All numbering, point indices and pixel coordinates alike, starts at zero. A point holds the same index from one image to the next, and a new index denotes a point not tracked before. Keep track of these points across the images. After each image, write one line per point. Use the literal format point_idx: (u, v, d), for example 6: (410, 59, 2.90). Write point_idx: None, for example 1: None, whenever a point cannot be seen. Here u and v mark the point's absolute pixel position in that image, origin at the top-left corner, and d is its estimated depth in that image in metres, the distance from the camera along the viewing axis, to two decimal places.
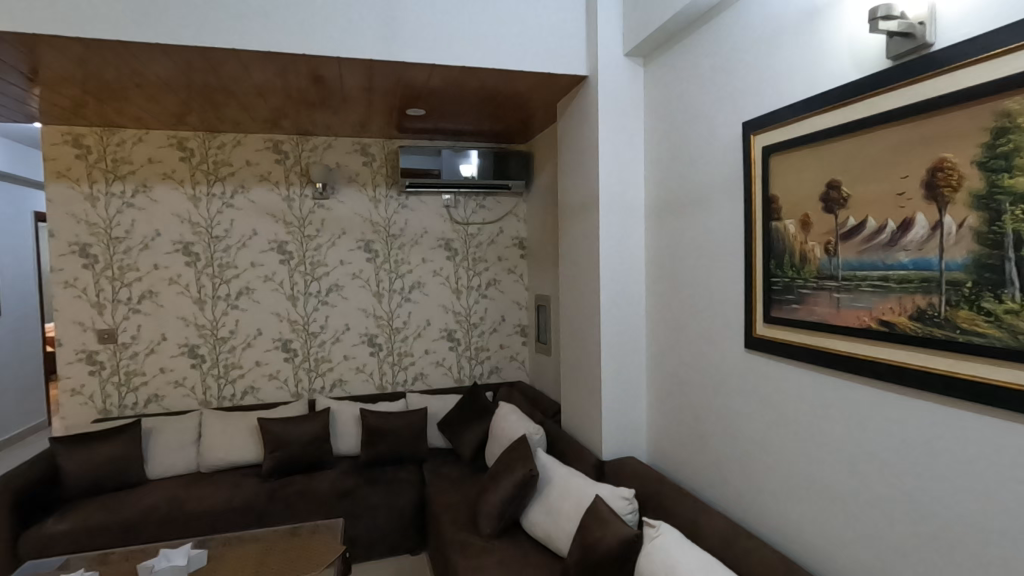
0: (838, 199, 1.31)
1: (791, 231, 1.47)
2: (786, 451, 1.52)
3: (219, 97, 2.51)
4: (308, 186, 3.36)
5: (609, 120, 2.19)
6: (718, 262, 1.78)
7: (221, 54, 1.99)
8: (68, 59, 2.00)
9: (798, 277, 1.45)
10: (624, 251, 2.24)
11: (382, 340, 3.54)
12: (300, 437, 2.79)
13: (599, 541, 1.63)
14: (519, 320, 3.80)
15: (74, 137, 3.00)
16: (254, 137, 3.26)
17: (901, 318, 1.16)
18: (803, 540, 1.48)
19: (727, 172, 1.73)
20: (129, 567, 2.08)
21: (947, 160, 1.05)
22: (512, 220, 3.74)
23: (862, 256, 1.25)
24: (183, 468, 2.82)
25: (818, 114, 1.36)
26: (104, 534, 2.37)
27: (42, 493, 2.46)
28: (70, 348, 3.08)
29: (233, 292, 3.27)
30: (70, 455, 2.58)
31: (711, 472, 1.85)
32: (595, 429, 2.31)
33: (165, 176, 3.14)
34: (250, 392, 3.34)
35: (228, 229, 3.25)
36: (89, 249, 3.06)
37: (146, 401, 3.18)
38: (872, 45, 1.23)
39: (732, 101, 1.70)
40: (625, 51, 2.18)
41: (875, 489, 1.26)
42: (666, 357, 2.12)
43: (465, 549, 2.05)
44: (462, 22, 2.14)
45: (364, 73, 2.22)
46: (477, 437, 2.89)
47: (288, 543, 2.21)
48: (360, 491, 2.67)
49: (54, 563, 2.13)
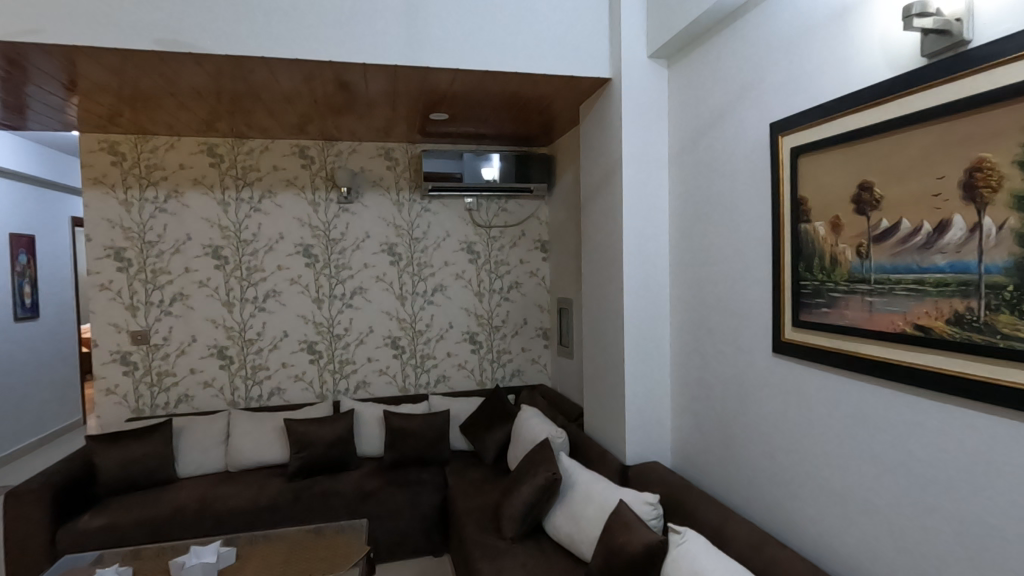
0: (870, 200, 1.28)
1: (821, 233, 1.44)
2: (814, 458, 1.49)
3: (248, 104, 2.56)
4: (333, 191, 3.41)
5: (631, 122, 2.18)
6: (746, 265, 1.75)
7: (252, 63, 2.04)
8: (105, 70, 2.07)
9: (828, 280, 1.42)
10: (649, 254, 2.22)
11: (405, 342, 3.57)
12: (324, 438, 2.83)
13: (623, 546, 1.62)
14: (540, 323, 3.80)
15: (110, 145, 3.10)
16: (281, 143, 3.32)
17: (938, 323, 1.13)
18: (831, 549, 1.44)
19: (754, 173, 1.71)
20: (160, 563, 2.12)
21: (986, 160, 1.02)
22: (535, 223, 3.74)
23: (895, 259, 1.22)
24: (212, 467, 2.89)
25: (848, 114, 1.33)
26: (135, 532, 2.43)
27: (78, 490, 2.53)
28: (105, 348, 3.17)
29: (260, 294, 3.34)
30: (104, 453, 2.65)
31: (739, 479, 1.82)
32: (619, 433, 2.29)
33: (196, 182, 3.22)
34: (277, 393, 3.39)
35: (256, 233, 3.31)
36: (123, 252, 3.16)
37: (177, 400, 3.27)
38: (904, 44, 1.21)
39: (759, 102, 1.68)
40: (649, 53, 2.17)
41: (909, 498, 1.22)
42: (692, 360, 2.09)
43: (488, 551, 2.05)
44: (485, 25, 2.15)
45: (388, 80, 2.26)
46: (499, 439, 2.89)
47: (313, 544, 2.24)
48: (383, 492, 2.70)
49: (89, 558, 2.18)
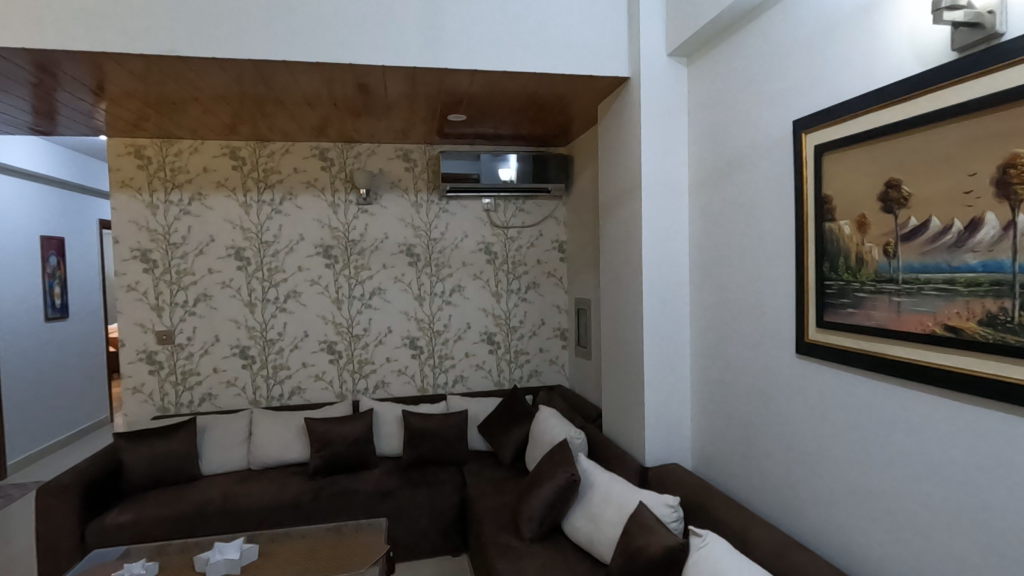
0: (898, 199, 1.25)
1: (846, 232, 1.41)
2: (837, 460, 1.46)
3: (269, 107, 2.59)
4: (352, 193, 3.44)
5: (650, 121, 2.16)
6: (769, 265, 1.73)
7: (273, 66, 2.06)
8: (132, 75, 2.12)
9: (853, 280, 1.39)
10: (668, 254, 2.20)
11: (423, 342, 3.59)
12: (344, 437, 2.85)
13: (643, 548, 1.61)
14: (558, 323, 3.79)
15: (136, 149, 3.18)
16: (301, 145, 3.36)
17: (970, 323, 1.10)
18: (856, 554, 1.41)
19: (778, 172, 1.68)
20: (185, 559, 2.16)
21: (1020, 156, 0.99)
22: (552, 224, 3.73)
23: (924, 258, 1.19)
24: (235, 465, 2.94)
25: (875, 110, 1.31)
26: (162, 528, 2.49)
27: (107, 485, 2.59)
28: (132, 348, 3.24)
29: (281, 295, 3.38)
30: (131, 450, 2.71)
31: (761, 482, 1.79)
32: (638, 434, 2.28)
33: (219, 184, 3.27)
34: (297, 392, 3.44)
35: (277, 234, 3.36)
36: (149, 254, 3.23)
37: (200, 399, 3.33)
38: (934, 38, 1.18)
39: (782, 99, 1.65)
40: (668, 51, 2.15)
41: (937, 502, 1.19)
42: (713, 361, 2.07)
43: (506, 552, 2.05)
44: (503, 25, 2.15)
45: (407, 82, 2.28)
46: (517, 439, 2.89)
47: (334, 542, 2.26)
48: (402, 491, 2.72)
49: (117, 552, 2.23)
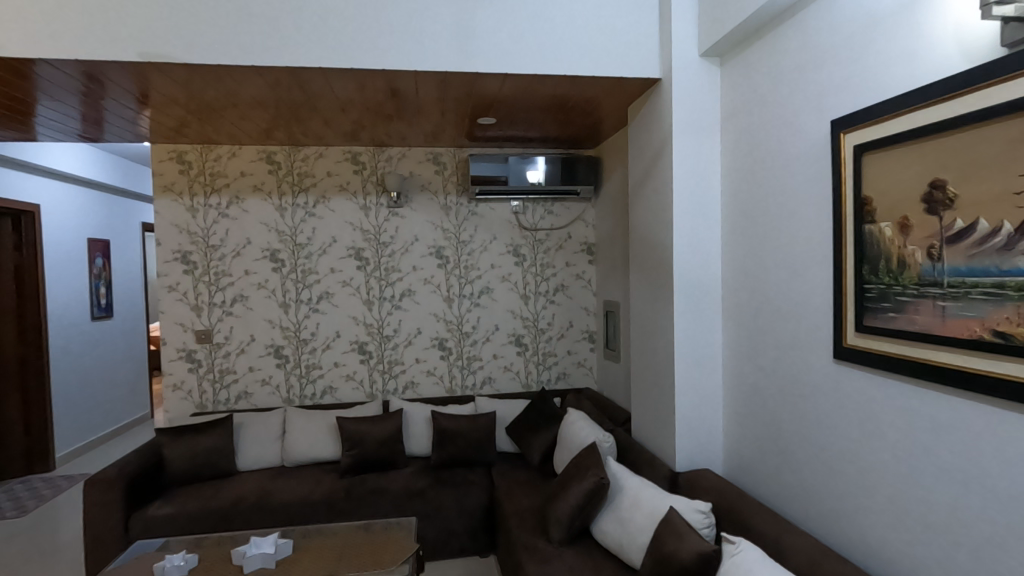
0: (943, 199, 1.21)
1: (887, 233, 1.37)
2: (875, 468, 1.42)
3: (303, 112, 2.66)
4: (383, 195, 3.50)
5: (681, 123, 2.14)
6: (805, 269, 1.69)
7: (309, 73, 2.12)
8: (174, 83, 2.19)
9: (895, 284, 1.35)
10: (702, 256, 2.17)
11: (452, 344, 3.62)
12: (374, 436, 2.90)
13: (674, 554, 1.59)
14: (587, 325, 3.78)
15: (178, 154, 3.29)
16: (334, 149, 3.43)
17: (1020, 329, 1.06)
18: (894, 565, 1.37)
19: (815, 171, 1.64)
20: (221, 552, 2.23)
21: None
22: (581, 225, 3.72)
23: (971, 262, 1.15)
24: (269, 461, 3.01)
25: (918, 109, 1.26)
26: (200, 521, 2.57)
27: (149, 478, 2.69)
28: (172, 346, 3.36)
29: (314, 296, 3.46)
30: (172, 445, 2.81)
31: (795, 488, 1.75)
32: (668, 438, 2.25)
33: (255, 188, 3.37)
34: (329, 391, 3.50)
35: (310, 237, 3.44)
36: (189, 256, 3.34)
37: (237, 398, 3.42)
38: (984, 33, 1.14)
39: (819, 100, 1.62)
40: (700, 51, 2.13)
41: (980, 512, 1.15)
42: (746, 364, 2.03)
43: (535, 554, 2.05)
44: (533, 27, 2.16)
45: (438, 86, 2.30)
46: (545, 442, 2.89)
47: (363, 541, 2.29)
48: (431, 491, 2.75)
49: (157, 544, 2.31)
